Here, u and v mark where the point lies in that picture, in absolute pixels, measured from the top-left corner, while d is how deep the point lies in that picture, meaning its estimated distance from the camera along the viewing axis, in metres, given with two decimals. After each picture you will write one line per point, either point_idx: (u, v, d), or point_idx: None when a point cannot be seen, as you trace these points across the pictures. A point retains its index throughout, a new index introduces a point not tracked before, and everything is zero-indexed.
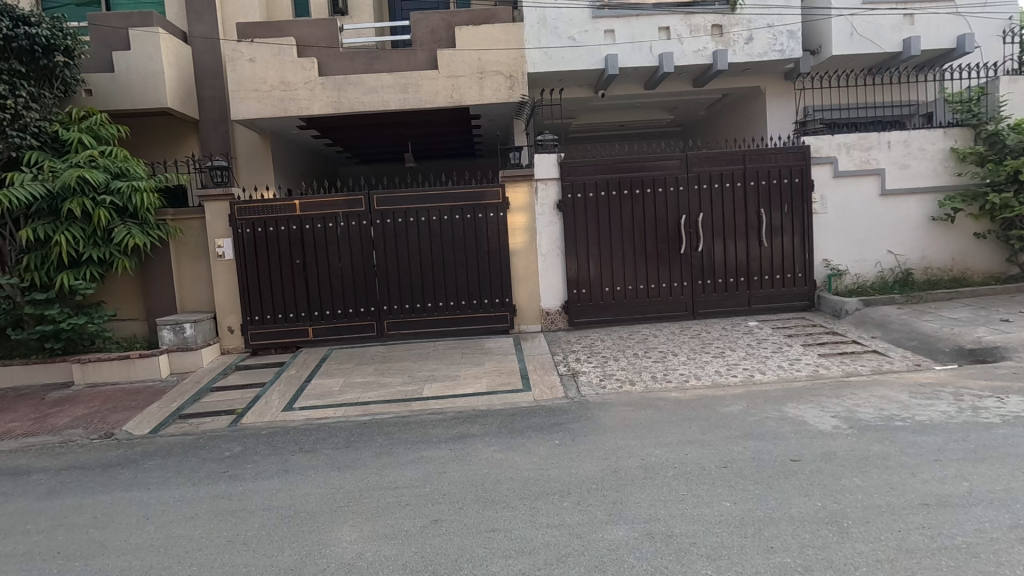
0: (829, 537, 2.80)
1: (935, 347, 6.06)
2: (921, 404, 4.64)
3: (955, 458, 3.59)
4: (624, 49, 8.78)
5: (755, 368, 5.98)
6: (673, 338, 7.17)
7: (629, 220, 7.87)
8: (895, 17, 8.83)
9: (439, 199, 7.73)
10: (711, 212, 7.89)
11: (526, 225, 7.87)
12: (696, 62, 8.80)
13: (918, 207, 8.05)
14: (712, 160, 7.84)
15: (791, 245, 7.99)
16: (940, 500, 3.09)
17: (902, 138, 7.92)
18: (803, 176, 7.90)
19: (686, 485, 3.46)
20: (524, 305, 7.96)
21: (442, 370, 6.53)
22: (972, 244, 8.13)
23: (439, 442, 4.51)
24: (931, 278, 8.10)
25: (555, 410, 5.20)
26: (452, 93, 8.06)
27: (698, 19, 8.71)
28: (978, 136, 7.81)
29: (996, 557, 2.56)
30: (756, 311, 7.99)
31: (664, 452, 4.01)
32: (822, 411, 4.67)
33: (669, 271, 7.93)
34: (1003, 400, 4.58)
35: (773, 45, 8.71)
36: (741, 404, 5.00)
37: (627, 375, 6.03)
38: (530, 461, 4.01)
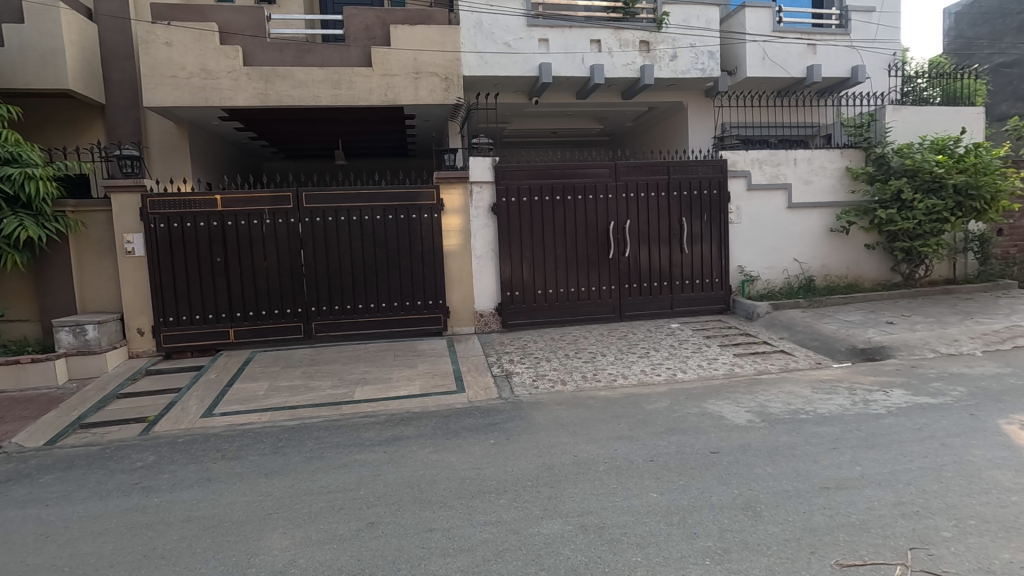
0: (745, 521, 3.03)
1: (832, 347, 6.70)
2: (822, 398, 5.12)
3: (850, 446, 3.99)
4: (557, 59, 9.01)
5: (678, 367, 6.34)
6: (603, 339, 7.45)
7: (562, 225, 8.09)
8: (800, 46, 9.67)
9: (371, 197, 7.57)
10: (638, 220, 8.27)
11: (461, 227, 7.87)
12: (624, 75, 9.19)
13: (819, 220, 8.84)
14: (640, 170, 8.22)
15: (710, 251, 8.52)
16: (837, 483, 3.44)
17: (806, 156, 8.67)
18: (721, 188, 8.45)
19: (616, 479, 3.62)
20: (458, 306, 7.96)
21: (373, 372, 6.41)
22: (864, 254, 9.04)
23: (373, 445, 4.44)
24: (830, 284, 8.91)
25: (489, 410, 5.27)
26: (387, 92, 7.94)
27: (627, 34, 9.11)
28: (868, 158, 8.73)
29: (884, 531, 2.88)
30: (678, 313, 8.45)
31: (595, 449, 4.17)
32: (737, 406, 5.04)
33: (598, 275, 8.22)
34: (888, 393, 5.15)
35: (696, 63, 9.28)
36: (665, 401, 5.29)
37: (559, 375, 6.21)
38: (467, 461, 4.04)
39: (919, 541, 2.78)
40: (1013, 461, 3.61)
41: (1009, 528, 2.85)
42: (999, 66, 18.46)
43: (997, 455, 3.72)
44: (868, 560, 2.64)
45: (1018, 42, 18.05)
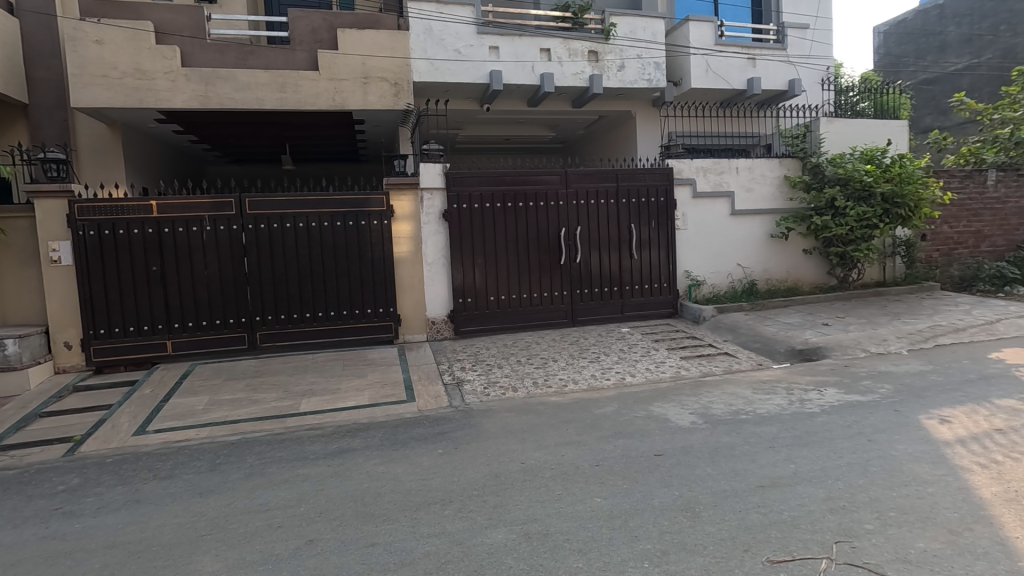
0: (684, 522, 3.11)
1: (773, 349, 6.98)
2: (761, 398, 5.33)
3: (786, 445, 4.16)
4: (508, 67, 9.08)
5: (626, 371, 6.47)
6: (555, 344, 7.52)
7: (513, 232, 8.12)
8: (740, 60, 10.08)
9: (319, 204, 7.41)
10: (588, 226, 8.39)
11: (411, 234, 7.79)
12: (574, 84, 9.34)
13: (760, 226, 9.20)
14: (589, 177, 8.36)
15: (658, 257, 8.74)
16: (772, 481, 3.57)
17: (747, 164, 9.02)
18: (667, 196, 8.69)
19: (562, 485, 3.65)
20: (409, 314, 7.86)
21: (321, 383, 6.24)
22: (802, 258, 9.47)
23: (317, 458, 4.33)
24: (771, 288, 9.29)
25: (439, 419, 5.22)
26: (334, 96, 7.79)
27: (576, 44, 9.26)
28: (805, 167, 9.17)
29: (812, 526, 3.01)
30: (628, 318, 8.61)
31: (543, 455, 4.19)
32: (681, 408, 5.17)
33: (551, 281, 8.30)
34: (822, 392, 5.40)
35: (643, 74, 9.53)
36: (613, 405, 5.38)
37: (510, 382, 6.21)
38: (414, 472, 3.99)
39: (844, 534, 2.91)
40: (930, 454, 3.84)
41: (925, 518, 3.03)
42: (922, 83, 19.87)
43: (917, 449, 3.95)
44: (796, 555, 2.75)
45: (939, 61, 19.45)
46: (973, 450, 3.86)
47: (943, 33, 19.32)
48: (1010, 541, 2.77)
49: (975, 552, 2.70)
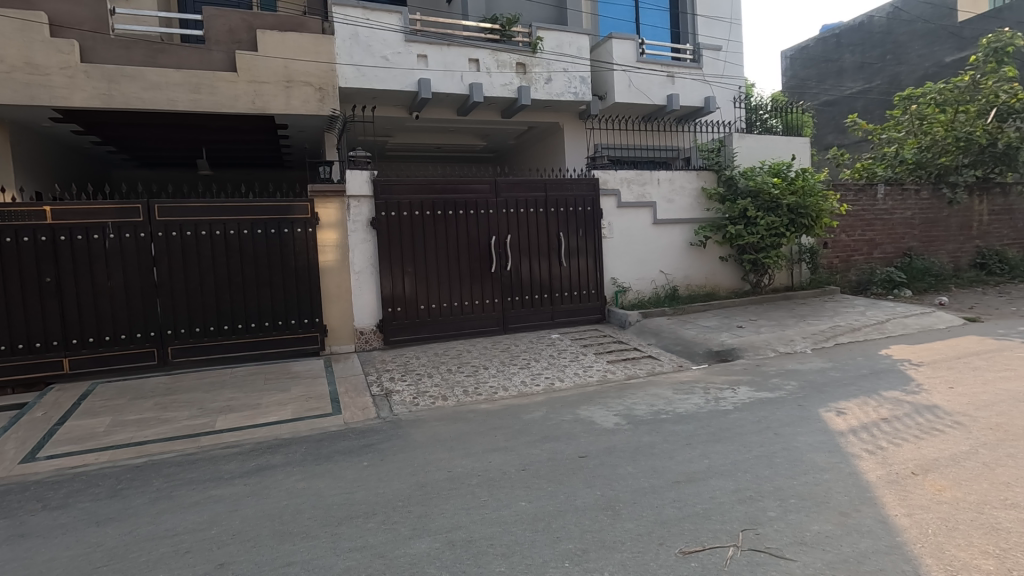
0: (604, 520, 3.20)
1: (692, 351, 7.34)
2: (681, 398, 5.58)
3: (701, 441, 4.38)
4: (436, 75, 9.09)
5: (555, 376, 6.59)
6: (486, 352, 7.54)
7: (444, 240, 8.11)
8: (660, 77, 10.60)
9: (238, 211, 7.08)
10: (518, 234, 8.51)
11: (337, 242, 7.60)
12: (502, 94, 9.48)
13: (681, 235, 9.68)
14: (518, 187, 8.50)
15: (586, 264, 8.99)
16: (688, 476, 3.75)
17: (668, 177, 9.48)
18: (593, 205, 8.97)
19: (488, 491, 3.66)
20: (336, 324, 7.65)
21: (240, 399, 5.93)
22: (719, 265, 10.04)
23: (232, 478, 4.11)
24: (691, 293, 9.77)
25: (366, 431, 5.10)
26: (254, 99, 7.49)
27: (504, 56, 9.43)
28: (720, 179, 9.75)
29: (722, 517, 3.19)
30: (558, 324, 8.78)
31: (470, 463, 4.19)
32: (607, 410, 5.33)
33: (482, 289, 8.33)
34: (736, 390, 5.74)
35: (569, 87, 9.81)
36: (542, 410, 5.46)
37: (440, 391, 6.16)
38: (336, 486, 3.87)
39: (749, 522, 3.11)
40: (828, 444, 4.17)
41: (821, 503, 3.28)
42: (823, 104, 21.71)
43: (817, 439, 4.27)
44: (706, 545, 2.91)
45: (837, 85, 21.36)
46: (863, 439, 4.24)
47: (839, 60, 21.31)
48: (892, 519, 3.05)
49: (862, 530, 2.95)
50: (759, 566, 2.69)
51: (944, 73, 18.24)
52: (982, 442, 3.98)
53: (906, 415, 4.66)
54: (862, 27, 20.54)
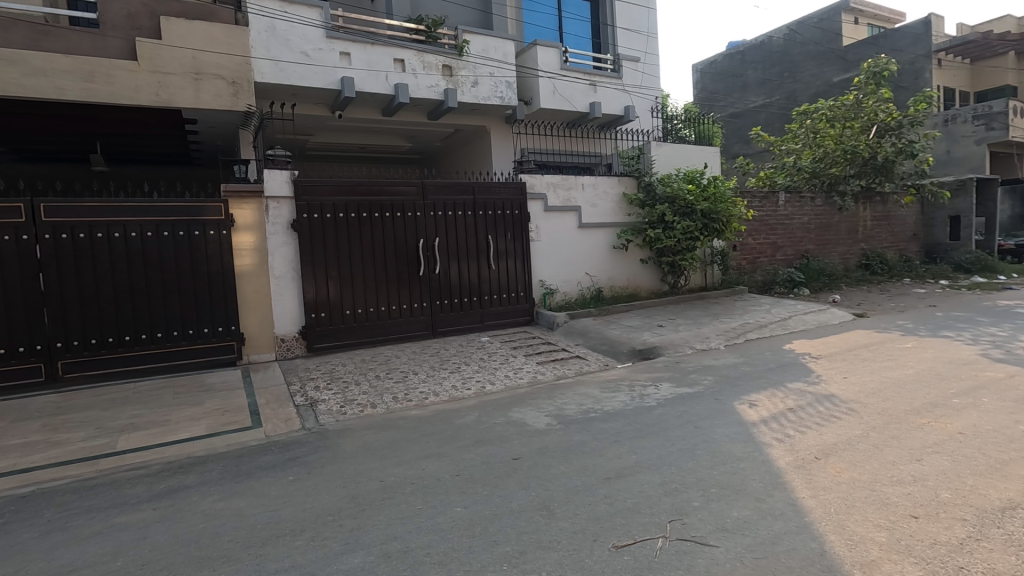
0: (540, 521, 3.25)
1: (617, 350, 7.61)
2: (608, 396, 5.78)
3: (628, 438, 4.56)
4: (360, 74, 8.86)
5: (486, 379, 6.61)
6: (415, 357, 7.42)
7: (370, 243, 7.90)
8: (582, 85, 10.93)
9: (140, 212, 6.53)
10: (447, 237, 8.46)
11: (254, 246, 7.18)
12: (429, 96, 9.39)
13: (604, 238, 10.01)
14: (446, 190, 8.45)
15: (515, 267, 9.08)
16: (618, 472, 3.89)
17: (592, 182, 9.78)
18: (521, 208, 9.08)
19: (423, 499, 3.61)
20: (254, 332, 7.23)
21: (145, 416, 5.46)
22: (640, 267, 10.48)
23: (139, 502, 3.78)
24: (615, 294, 10.13)
25: (290, 444, 4.86)
26: (158, 91, 6.93)
27: (430, 57, 9.34)
28: (640, 185, 10.20)
29: (651, 509, 3.33)
30: (488, 327, 8.80)
31: (403, 471, 4.11)
32: (538, 412, 5.40)
33: (410, 293, 8.20)
34: (658, 387, 6.03)
35: (496, 91, 9.89)
36: (474, 414, 5.46)
37: (369, 398, 5.99)
38: (260, 504, 3.66)
39: (676, 513, 3.27)
40: (743, 435, 4.47)
41: (738, 490, 3.51)
42: (730, 115, 23.26)
43: (732, 431, 4.57)
44: (637, 538, 3.02)
45: (741, 98, 22.98)
46: (772, 428, 4.58)
47: (743, 75, 22.97)
48: (800, 501, 3.32)
49: (775, 513, 3.19)
50: (687, 554, 2.84)
51: (832, 91, 20.14)
52: (872, 426, 4.42)
53: (808, 404, 5.09)
54: (763, 46, 22.27)
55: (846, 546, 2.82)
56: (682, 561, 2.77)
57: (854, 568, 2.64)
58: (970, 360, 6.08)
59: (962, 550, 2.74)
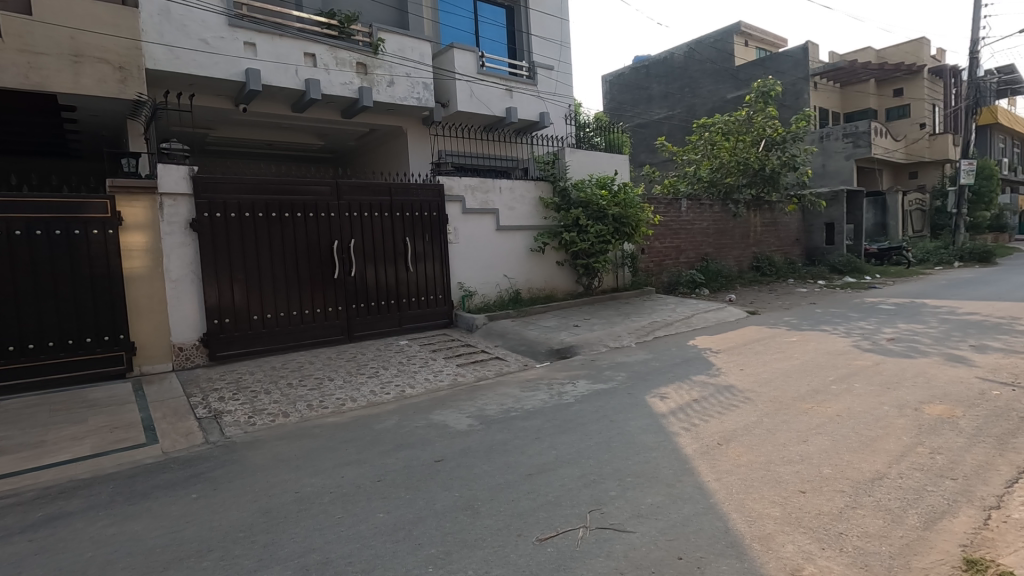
0: (464, 520, 3.26)
1: (535, 350, 7.78)
2: (528, 395, 5.89)
3: (548, 434, 4.68)
4: (267, 67, 8.41)
5: (405, 383, 6.50)
6: (330, 363, 7.14)
7: (279, 245, 7.51)
8: (499, 90, 11.08)
9: (7, 208, 5.81)
10: (363, 239, 8.24)
11: (147, 247, 6.61)
12: (342, 93, 9.10)
13: (522, 240, 10.18)
14: (362, 190, 8.23)
15: (433, 269, 9.01)
16: (540, 468, 3.98)
17: (509, 186, 9.93)
18: (439, 210, 9.04)
19: (343, 507, 3.49)
20: (148, 340, 6.64)
21: (15, 438, 4.83)
22: (556, 269, 10.78)
23: (9, 535, 3.34)
24: (533, 295, 10.33)
25: (193, 460, 4.51)
26: (28, 73, 6.18)
27: (343, 54, 9.07)
28: (555, 189, 10.49)
29: (571, 502, 3.45)
30: (406, 330, 8.66)
31: (320, 481, 3.95)
32: (459, 413, 5.40)
33: (324, 296, 7.88)
34: (575, 384, 6.24)
35: (412, 92, 9.78)
36: (394, 418, 5.35)
37: (280, 407, 5.69)
38: (159, 526, 3.37)
39: (595, 503, 3.41)
40: (654, 426, 4.74)
41: (651, 478, 3.73)
42: (637, 126, 24.53)
43: (645, 422, 4.83)
44: (559, 529, 3.12)
45: (647, 110, 24.35)
46: (680, 418, 4.90)
47: (648, 88, 24.34)
48: (706, 484, 3.58)
49: (684, 497, 3.42)
50: (606, 542, 2.96)
51: (726, 107, 21.85)
52: (765, 413, 4.86)
53: (711, 395, 5.50)
54: (665, 61, 23.71)
55: (746, 522, 3.08)
56: (602, 548, 2.90)
57: (753, 542, 2.89)
58: (844, 351, 6.84)
59: (840, 518, 3.08)
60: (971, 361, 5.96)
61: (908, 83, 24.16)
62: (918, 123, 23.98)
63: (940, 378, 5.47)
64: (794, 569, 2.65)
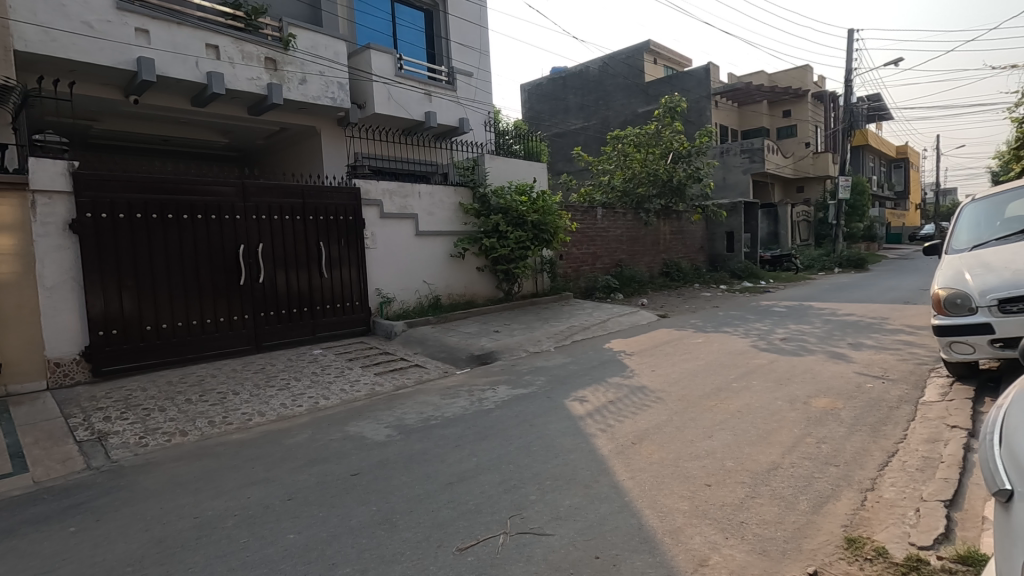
0: (382, 535, 3.15)
1: (456, 356, 7.72)
2: (448, 402, 5.83)
3: (469, 441, 4.65)
4: (162, 56, 7.77)
5: (319, 395, 6.21)
6: (235, 375, 6.67)
7: (176, 249, 6.94)
8: (417, 94, 10.95)
9: None
10: (272, 243, 7.81)
11: (15, 250, 5.87)
12: (248, 89, 8.60)
13: (441, 246, 10.08)
14: (271, 191, 7.79)
15: (349, 275, 8.71)
16: (460, 476, 3.94)
17: (428, 191, 9.80)
18: (355, 214, 8.75)
19: (249, 531, 3.26)
20: (15, 356, 5.88)
21: None
22: (477, 274, 10.78)
23: None
24: (453, 301, 10.26)
25: (71, 488, 4.03)
26: None
27: (250, 47, 8.58)
28: (475, 196, 10.49)
29: (492, 509, 3.44)
30: (320, 338, 8.29)
31: (222, 503, 3.66)
32: (377, 424, 5.23)
33: (228, 304, 7.37)
34: (496, 390, 6.25)
35: (326, 91, 9.42)
36: (306, 432, 5.08)
37: (177, 426, 5.24)
38: (28, 567, 2.98)
39: (515, 509, 3.42)
40: (572, 428, 4.84)
41: (569, 480, 3.80)
42: (555, 135, 25.18)
43: (563, 425, 4.93)
44: (480, 537, 3.09)
45: (564, 120, 25.10)
46: (597, 419, 5.04)
47: (565, 99, 25.11)
48: (621, 483, 3.70)
49: (601, 497, 3.52)
50: (526, 547, 2.98)
51: (637, 120, 22.97)
52: (675, 411, 5.12)
53: (625, 396, 5.72)
54: (581, 74, 24.57)
55: (658, 518, 3.22)
56: (522, 553, 2.91)
57: (665, 536, 3.02)
58: (744, 350, 7.36)
59: (742, 507, 3.30)
60: (849, 358, 6.62)
61: (794, 105, 26.58)
62: (804, 142, 26.44)
63: (825, 373, 6.03)
64: (702, 559, 2.80)
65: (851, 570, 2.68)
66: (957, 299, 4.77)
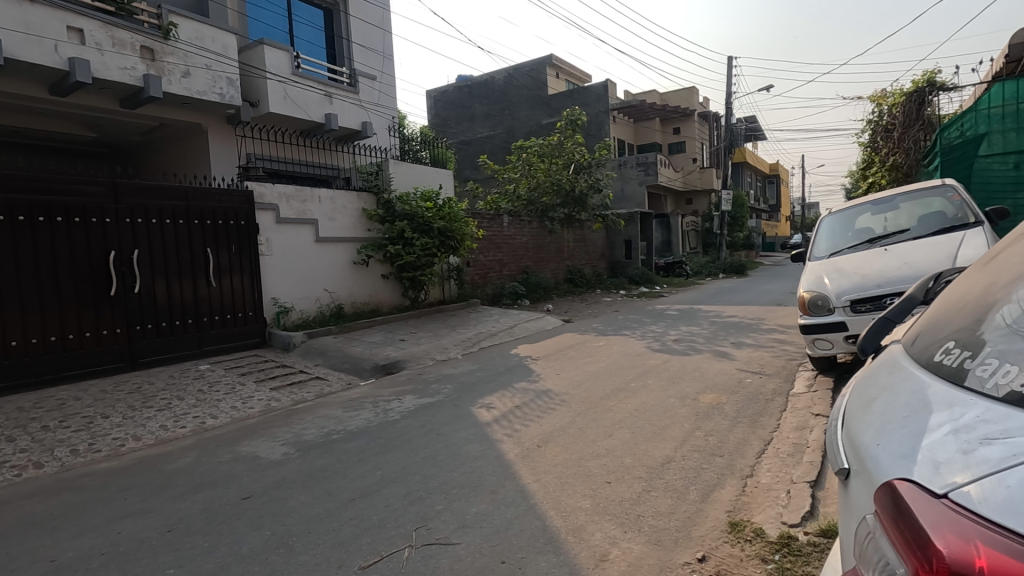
0: (276, 561, 2.96)
1: (360, 367, 7.47)
2: (350, 415, 5.61)
3: (372, 454, 4.50)
4: (12, 37, 6.84)
5: (205, 414, 5.72)
6: (105, 397, 5.98)
7: (30, 256, 6.13)
8: (316, 95, 10.52)
9: None
10: (149, 249, 7.12)
11: None
12: (121, 79, 7.80)
13: (343, 253, 9.72)
14: (148, 193, 7.11)
15: (241, 283, 8.15)
16: (363, 492, 3.80)
17: (329, 195, 9.41)
18: (248, 219, 8.21)
19: (119, 570, 2.93)
20: None
21: None
22: (381, 282, 10.50)
23: None
24: (356, 309, 9.91)
25: None
26: None
27: (123, 34, 7.79)
28: (379, 201, 10.23)
29: (396, 522, 3.35)
30: (207, 353, 7.66)
31: (87, 541, 3.26)
32: (272, 442, 4.91)
33: (95, 317, 6.60)
34: (401, 400, 6.11)
35: (214, 87, 8.78)
36: (190, 455, 4.67)
37: (30, 457, 4.60)
38: None
39: (420, 520, 3.36)
40: (478, 435, 4.85)
41: (475, 487, 3.81)
42: (461, 142, 25.26)
43: (470, 433, 4.92)
44: (383, 553, 3.00)
45: (470, 128, 25.25)
46: (503, 425, 5.09)
47: (471, 108, 25.27)
48: (527, 486, 3.76)
49: (507, 502, 3.55)
50: (431, 558, 2.94)
51: (541, 131, 23.64)
52: (578, 413, 5.30)
53: (531, 400, 5.83)
54: (487, 84, 24.84)
55: (561, 518, 3.31)
56: (426, 566, 2.86)
57: (568, 535, 3.11)
58: (640, 352, 7.78)
59: (638, 501, 3.48)
60: (732, 356, 7.23)
61: (683, 123, 28.63)
62: (691, 157, 28.58)
63: (711, 371, 6.53)
64: (602, 554, 2.92)
65: (734, 551, 2.92)
66: (818, 300, 5.37)
